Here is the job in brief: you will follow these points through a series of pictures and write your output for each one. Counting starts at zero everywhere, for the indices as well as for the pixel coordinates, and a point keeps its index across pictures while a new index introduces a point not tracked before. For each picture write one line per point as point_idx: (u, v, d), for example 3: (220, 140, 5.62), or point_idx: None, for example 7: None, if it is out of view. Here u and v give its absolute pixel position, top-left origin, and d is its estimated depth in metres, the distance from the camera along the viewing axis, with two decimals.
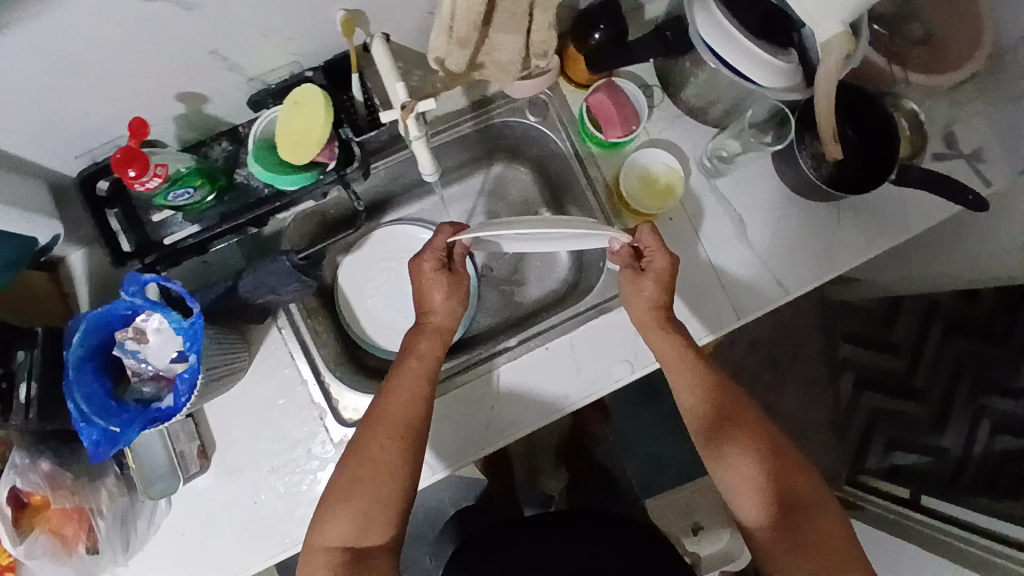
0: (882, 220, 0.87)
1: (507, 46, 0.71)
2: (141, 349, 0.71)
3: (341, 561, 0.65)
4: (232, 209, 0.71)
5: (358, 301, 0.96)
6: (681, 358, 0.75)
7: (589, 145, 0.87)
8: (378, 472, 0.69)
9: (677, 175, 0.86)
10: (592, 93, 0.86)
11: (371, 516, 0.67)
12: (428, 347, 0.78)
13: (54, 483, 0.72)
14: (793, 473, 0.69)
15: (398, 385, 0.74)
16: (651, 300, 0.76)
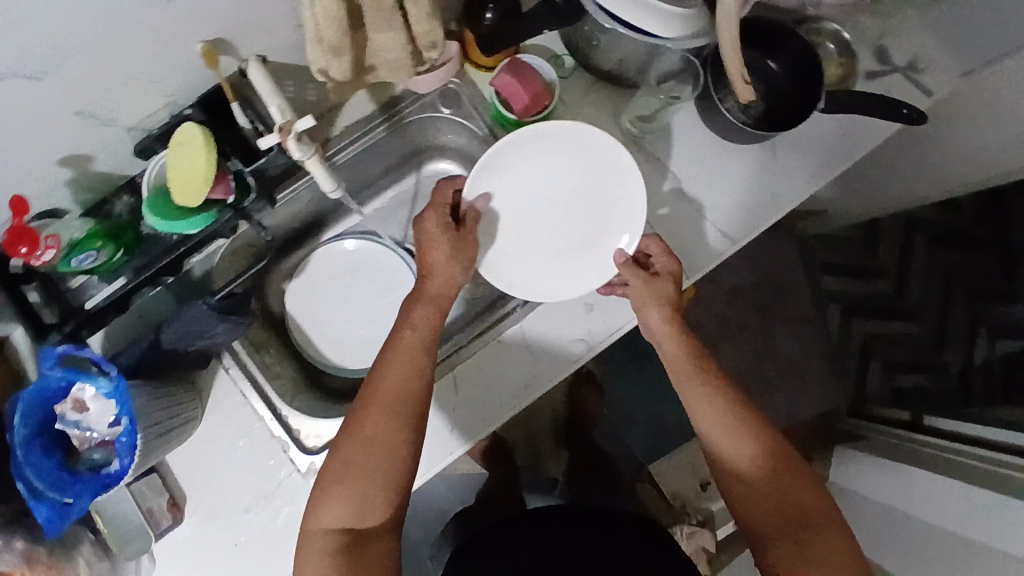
0: (821, 150, 0.84)
1: (389, 46, 0.68)
2: (82, 418, 0.71)
3: (337, 547, 0.64)
4: (148, 262, 0.70)
5: (309, 325, 0.94)
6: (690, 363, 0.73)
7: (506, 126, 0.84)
8: (374, 451, 0.66)
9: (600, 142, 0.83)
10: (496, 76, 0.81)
11: (366, 499, 0.65)
12: (423, 315, 0.74)
13: (31, 561, 0.70)
14: (810, 492, 0.65)
15: (395, 359, 0.70)
16: (660, 306, 0.74)
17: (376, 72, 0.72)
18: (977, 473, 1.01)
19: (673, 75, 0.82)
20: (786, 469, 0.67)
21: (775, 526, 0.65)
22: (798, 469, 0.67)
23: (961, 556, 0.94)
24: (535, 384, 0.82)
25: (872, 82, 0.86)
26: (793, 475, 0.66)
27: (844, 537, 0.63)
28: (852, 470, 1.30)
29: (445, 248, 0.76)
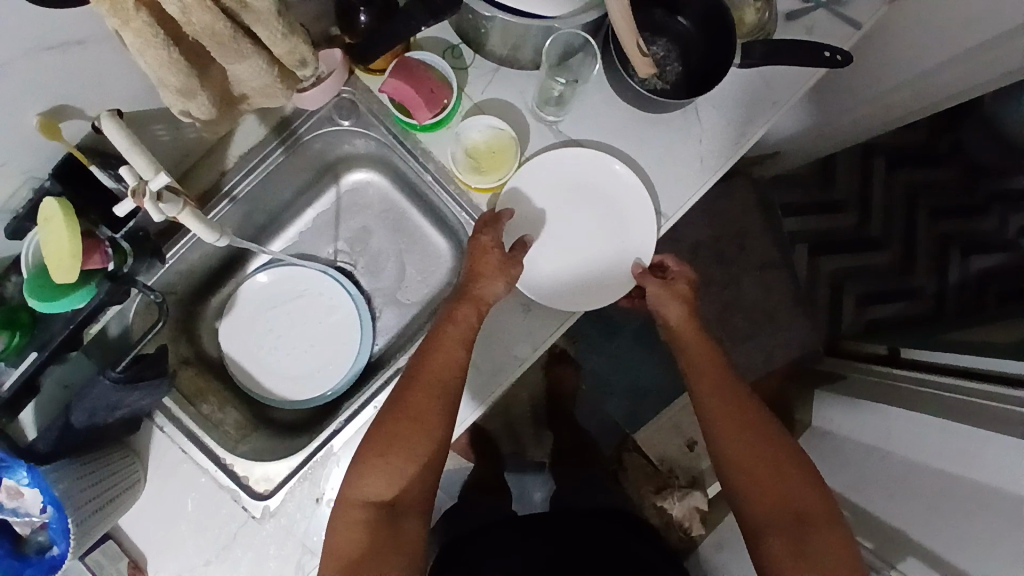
0: (747, 107, 0.78)
1: (252, 74, 0.62)
2: (16, 506, 0.67)
3: (373, 518, 0.70)
4: (47, 340, 0.68)
5: (250, 362, 0.91)
6: (715, 367, 0.77)
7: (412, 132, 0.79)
8: (415, 432, 0.71)
9: (506, 135, 0.78)
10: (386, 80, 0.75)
11: (405, 474, 0.71)
12: (467, 312, 0.74)
13: None
14: (804, 485, 0.70)
15: (438, 349, 0.73)
16: (681, 304, 0.78)
17: (247, 102, 0.67)
18: (953, 406, 1.00)
19: (573, 49, 0.76)
20: (781, 464, 0.72)
21: (781, 523, 0.69)
22: (796, 464, 0.72)
23: (935, 493, 0.93)
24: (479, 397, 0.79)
25: (791, 24, 0.80)
26: (791, 469, 0.71)
27: (832, 529, 0.68)
28: (832, 412, 1.29)
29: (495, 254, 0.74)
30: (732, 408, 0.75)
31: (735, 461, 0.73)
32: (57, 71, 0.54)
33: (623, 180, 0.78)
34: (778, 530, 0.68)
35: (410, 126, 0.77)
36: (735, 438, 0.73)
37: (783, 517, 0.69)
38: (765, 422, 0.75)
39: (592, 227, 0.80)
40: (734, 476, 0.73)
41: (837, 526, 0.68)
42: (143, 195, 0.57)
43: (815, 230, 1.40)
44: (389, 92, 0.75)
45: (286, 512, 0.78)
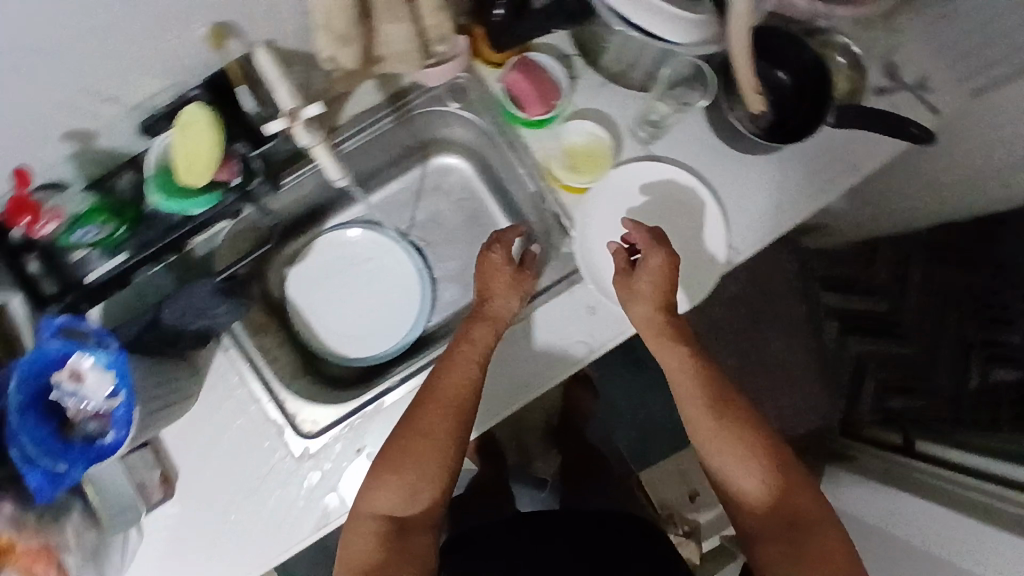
0: (827, 166, 0.84)
1: (399, 37, 0.68)
2: (75, 390, 0.69)
3: (384, 531, 0.71)
4: (146, 241, 0.70)
5: (311, 312, 0.95)
6: (682, 369, 0.76)
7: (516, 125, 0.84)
8: (425, 447, 0.73)
9: (604, 144, 0.83)
10: (507, 72, 0.82)
11: (415, 489, 0.73)
12: (482, 334, 0.78)
13: (18, 526, 0.68)
14: (791, 490, 0.70)
15: (451, 368, 0.76)
16: (649, 301, 0.76)
17: (384, 65, 0.73)
18: (966, 498, 1.01)
19: (694, 78, 0.83)
20: (767, 464, 0.71)
21: (775, 530, 0.69)
22: (782, 465, 0.72)
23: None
24: (508, 402, 0.83)
25: (881, 98, 0.86)
26: (777, 470, 0.71)
27: (828, 532, 0.68)
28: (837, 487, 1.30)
29: (511, 288, 0.80)
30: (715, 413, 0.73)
31: (725, 470, 0.73)
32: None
33: (702, 209, 0.83)
34: (776, 537, 0.69)
35: (514, 118, 0.82)
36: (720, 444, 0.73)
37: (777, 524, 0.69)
38: (748, 422, 0.74)
39: (665, 244, 0.84)
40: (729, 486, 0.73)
41: (831, 525, 0.68)
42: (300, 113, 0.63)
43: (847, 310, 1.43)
44: (507, 84, 0.82)
45: (325, 455, 0.81)
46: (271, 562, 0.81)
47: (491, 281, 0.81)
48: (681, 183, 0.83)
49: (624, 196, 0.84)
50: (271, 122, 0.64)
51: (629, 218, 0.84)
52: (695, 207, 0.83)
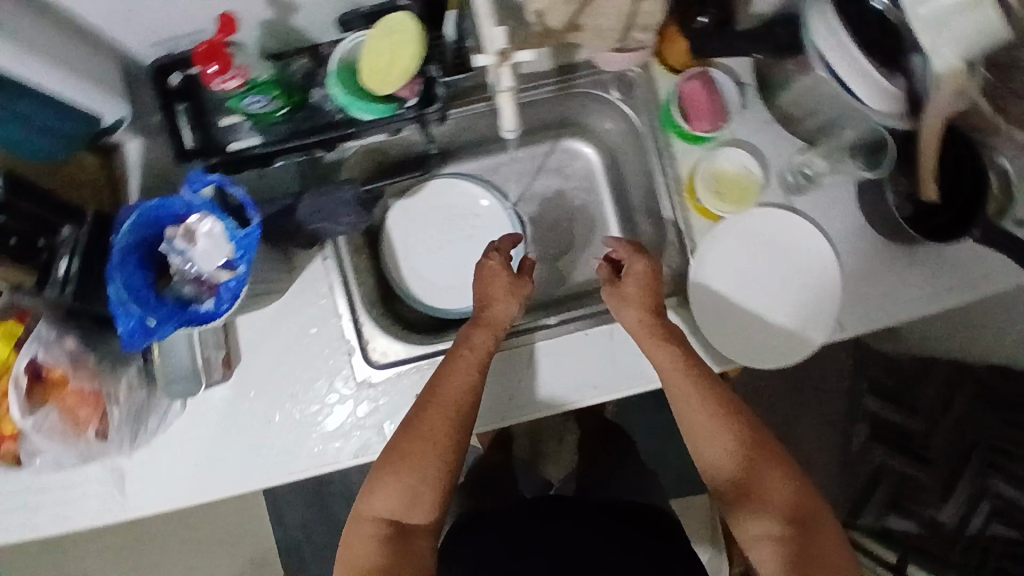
0: (955, 276, 0.80)
1: (610, 12, 0.67)
2: (189, 249, 0.67)
3: (387, 534, 0.70)
4: (300, 130, 0.70)
5: (405, 248, 0.94)
6: (681, 370, 0.73)
7: (671, 134, 0.83)
8: (426, 449, 0.72)
9: (754, 179, 0.82)
10: (684, 80, 0.82)
11: (417, 495, 0.71)
12: (481, 340, 0.77)
13: (77, 363, 0.69)
14: (783, 491, 0.69)
15: (451, 372, 0.75)
16: (641, 307, 0.76)
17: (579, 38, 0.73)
18: None
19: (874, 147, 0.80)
20: (758, 463, 0.70)
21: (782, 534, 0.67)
22: (774, 463, 0.70)
23: None
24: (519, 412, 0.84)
25: None
26: (769, 468, 0.70)
27: (819, 533, 0.67)
28: None
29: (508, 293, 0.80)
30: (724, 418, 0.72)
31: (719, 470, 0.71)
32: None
33: (821, 269, 0.81)
34: (765, 536, 0.68)
35: (674, 127, 0.82)
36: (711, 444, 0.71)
37: (768, 525, 0.68)
38: (736, 420, 0.72)
39: (774, 294, 0.82)
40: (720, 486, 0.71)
41: (822, 524, 0.67)
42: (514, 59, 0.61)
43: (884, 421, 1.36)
44: (682, 91, 0.82)
45: (385, 389, 0.83)
46: (304, 473, 0.81)
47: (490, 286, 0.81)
48: (813, 241, 0.81)
49: (754, 235, 0.82)
50: (480, 56, 0.62)
51: (751, 258, 0.82)
52: (818, 270, 0.81)
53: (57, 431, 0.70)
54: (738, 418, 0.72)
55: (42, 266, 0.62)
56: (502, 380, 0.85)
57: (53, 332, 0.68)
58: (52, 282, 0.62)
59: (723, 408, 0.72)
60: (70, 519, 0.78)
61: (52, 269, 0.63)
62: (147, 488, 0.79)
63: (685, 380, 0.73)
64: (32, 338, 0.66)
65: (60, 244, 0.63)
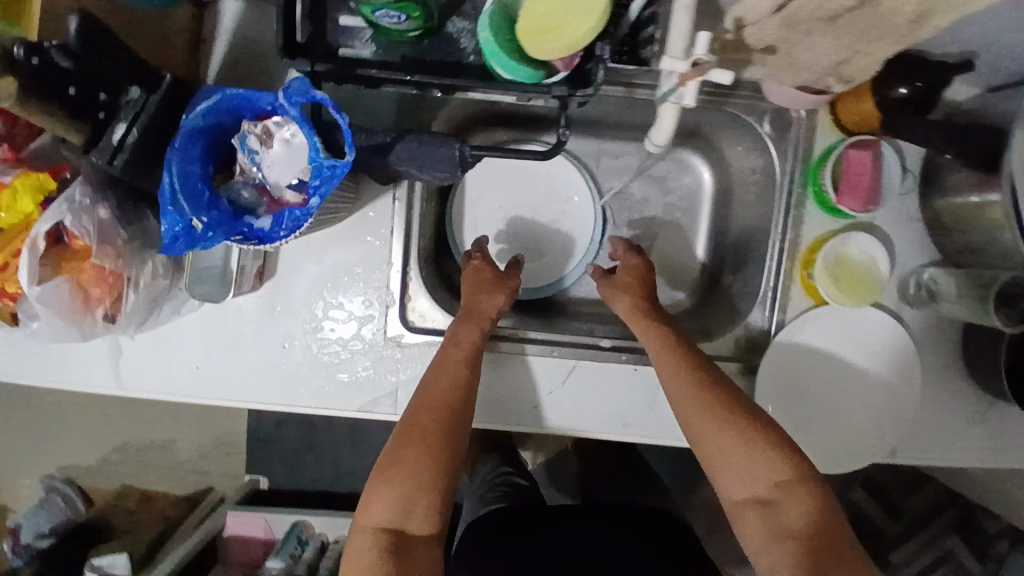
0: (1003, 438, 0.83)
1: (816, 54, 0.57)
2: (261, 153, 0.59)
3: (387, 547, 0.61)
4: (421, 59, 0.61)
5: (479, 202, 0.89)
6: (665, 342, 0.73)
7: (812, 197, 0.78)
8: (421, 451, 0.65)
9: (879, 275, 0.77)
10: (854, 148, 0.75)
11: (415, 501, 0.63)
12: (466, 334, 0.74)
13: (102, 238, 0.62)
14: (770, 451, 0.64)
15: (438, 372, 0.70)
16: (630, 297, 0.79)
17: (769, 65, 0.64)
18: None
19: (1016, 296, 0.72)
20: (745, 422, 0.66)
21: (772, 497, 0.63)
22: (762, 422, 0.66)
23: None
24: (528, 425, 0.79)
25: None
26: (756, 428, 0.65)
27: (807, 498, 0.63)
28: None
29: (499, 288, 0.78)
30: (702, 385, 0.68)
31: (705, 434, 0.67)
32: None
33: (891, 386, 0.79)
34: (752, 500, 0.64)
35: (819, 192, 0.76)
36: (696, 406, 0.68)
37: (754, 488, 0.64)
38: (721, 384, 0.69)
39: (840, 396, 0.80)
40: (707, 450, 0.67)
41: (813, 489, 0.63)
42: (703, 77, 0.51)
43: (867, 520, 1.30)
44: (846, 158, 0.75)
45: (411, 354, 0.77)
46: (301, 410, 0.77)
47: (479, 281, 0.79)
48: (901, 357, 0.79)
49: (847, 331, 0.80)
50: (669, 58, 0.52)
51: (836, 355, 0.80)
52: (896, 387, 0.80)
53: (64, 309, 0.63)
54: (725, 384, 0.69)
55: (92, 128, 0.54)
56: (536, 387, 0.79)
57: (86, 199, 0.60)
58: (104, 148, 0.54)
59: (707, 373, 0.70)
60: (61, 378, 0.74)
61: (104, 132, 0.55)
62: (147, 371, 0.74)
63: (669, 350, 0.72)
64: (62, 199, 0.59)
65: (120, 105, 0.55)
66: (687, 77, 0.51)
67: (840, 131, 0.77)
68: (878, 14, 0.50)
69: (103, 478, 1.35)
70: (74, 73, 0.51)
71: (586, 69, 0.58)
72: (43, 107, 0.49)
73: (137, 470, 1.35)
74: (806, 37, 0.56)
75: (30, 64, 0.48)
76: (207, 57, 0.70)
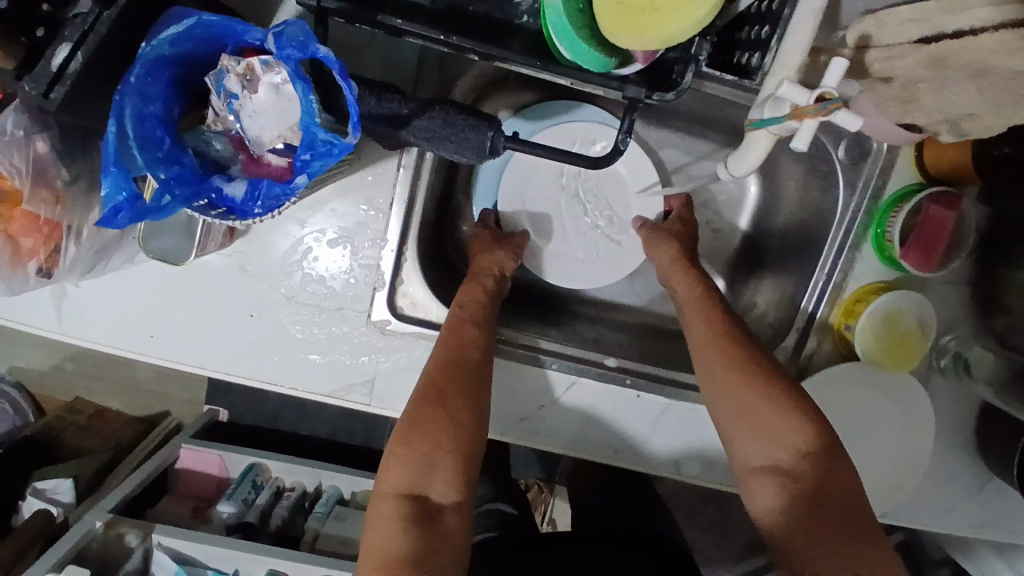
0: (1000, 516, 0.79)
1: (949, 100, 0.47)
2: (241, 99, 0.46)
3: (408, 513, 0.57)
4: (461, 10, 0.48)
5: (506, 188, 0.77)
6: (697, 300, 0.69)
7: (871, 242, 0.68)
8: (436, 413, 0.61)
9: (921, 342, 0.68)
10: (938, 198, 0.64)
11: (436, 462, 0.59)
12: (468, 295, 0.69)
13: (40, 177, 0.52)
14: (787, 417, 0.59)
15: (447, 332, 0.65)
16: (670, 251, 0.73)
17: (876, 95, 0.53)
18: None
19: None
20: (766, 388, 0.60)
21: (797, 468, 0.57)
22: (785, 390, 0.60)
23: None
24: (515, 435, 0.71)
25: None
26: (778, 395, 0.59)
27: (827, 467, 0.56)
28: None
29: (501, 246, 0.73)
30: (726, 348, 0.63)
31: (718, 395, 0.62)
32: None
33: (906, 453, 0.74)
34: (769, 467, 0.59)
35: (883, 238, 0.66)
36: (717, 368, 0.63)
37: (766, 455, 0.59)
38: (744, 347, 0.63)
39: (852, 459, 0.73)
40: (726, 421, 0.62)
41: (831, 462, 0.57)
42: (824, 117, 0.41)
43: None
44: (926, 207, 0.65)
45: (393, 343, 0.68)
46: (264, 386, 0.68)
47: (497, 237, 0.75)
48: (921, 425, 0.73)
49: (877, 391, 0.72)
50: (788, 84, 0.43)
51: (858, 416, 0.72)
52: (909, 453, 0.74)
53: None
54: (748, 346, 0.64)
55: (28, 49, 0.42)
56: (528, 398, 0.71)
57: (19, 129, 0.49)
58: (39, 75, 0.41)
59: (730, 335, 0.65)
60: None
61: (43, 54, 0.43)
62: (91, 318, 0.64)
63: (699, 310, 0.68)
64: None
65: (65, 19, 0.43)
66: (804, 113, 0.42)
67: (923, 173, 0.67)
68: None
69: (55, 386, 1.27)
70: None
71: (666, 60, 0.47)
72: None
73: (92, 383, 1.27)
74: (940, 82, 0.46)
75: None
76: None
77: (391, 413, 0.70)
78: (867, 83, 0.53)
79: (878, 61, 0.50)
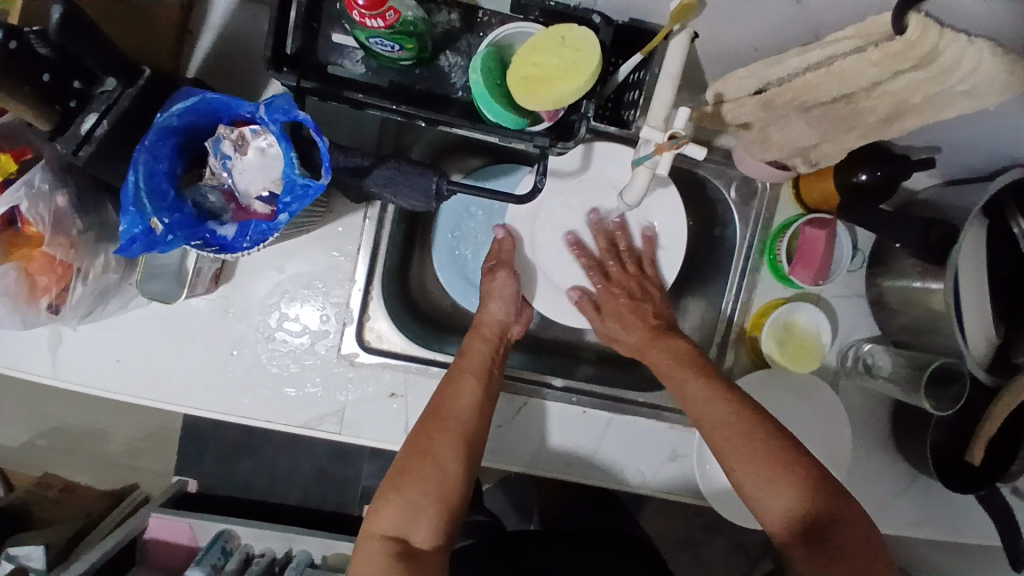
0: (933, 511, 0.85)
1: (790, 132, 0.61)
2: (234, 159, 0.57)
3: (393, 553, 0.65)
4: (409, 87, 0.62)
5: (459, 237, 0.86)
6: (680, 370, 0.74)
7: (767, 264, 0.81)
8: (426, 464, 0.68)
9: (820, 344, 0.80)
10: (812, 224, 0.80)
11: (420, 510, 0.66)
12: (473, 349, 0.75)
13: (57, 226, 0.60)
14: (804, 485, 0.65)
15: (450, 384, 0.72)
16: (635, 328, 0.80)
17: (742, 140, 0.69)
18: None
19: (946, 380, 0.76)
20: (772, 464, 0.66)
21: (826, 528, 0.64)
22: (787, 448, 0.66)
23: None
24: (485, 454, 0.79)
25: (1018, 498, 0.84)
26: (777, 463, 0.65)
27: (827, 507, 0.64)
28: None
29: (494, 300, 0.77)
30: (734, 429, 0.68)
31: (741, 477, 0.67)
32: (751, 9, 0.54)
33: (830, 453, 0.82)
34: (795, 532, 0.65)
35: (774, 256, 0.80)
36: (721, 441, 0.68)
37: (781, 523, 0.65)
38: (742, 419, 0.68)
39: None
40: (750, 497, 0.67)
41: (825, 494, 0.65)
42: (676, 149, 0.58)
43: None
44: (803, 233, 0.80)
45: (363, 373, 0.76)
46: (242, 420, 0.74)
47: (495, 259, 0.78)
48: (842, 427, 0.81)
49: (794, 397, 0.81)
50: (649, 128, 0.59)
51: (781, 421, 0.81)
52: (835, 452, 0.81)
53: (9, 293, 0.62)
54: (737, 415, 0.69)
55: (62, 115, 0.53)
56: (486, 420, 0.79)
57: (45, 184, 0.59)
58: (71, 136, 0.53)
59: (733, 406, 0.69)
60: None
61: (73, 121, 0.54)
62: (83, 362, 0.71)
63: (691, 387, 0.72)
64: (21, 183, 0.57)
65: (93, 96, 0.54)
66: (664, 148, 0.59)
67: (801, 206, 0.82)
68: (852, 110, 0.54)
69: (26, 463, 1.28)
70: (49, 60, 0.50)
71: (570, 119, 0.61)
72: (14, 90, 0.48)
73: (62, 458, 1.29)
74: (782, 120, 0.61)
75: (7, 46, 0.47)
76: (190, 49, 0.70)
77: (361, 441, 0.76)
78: (733, 129, 0.67)
79: (732, 111, 0.64)
